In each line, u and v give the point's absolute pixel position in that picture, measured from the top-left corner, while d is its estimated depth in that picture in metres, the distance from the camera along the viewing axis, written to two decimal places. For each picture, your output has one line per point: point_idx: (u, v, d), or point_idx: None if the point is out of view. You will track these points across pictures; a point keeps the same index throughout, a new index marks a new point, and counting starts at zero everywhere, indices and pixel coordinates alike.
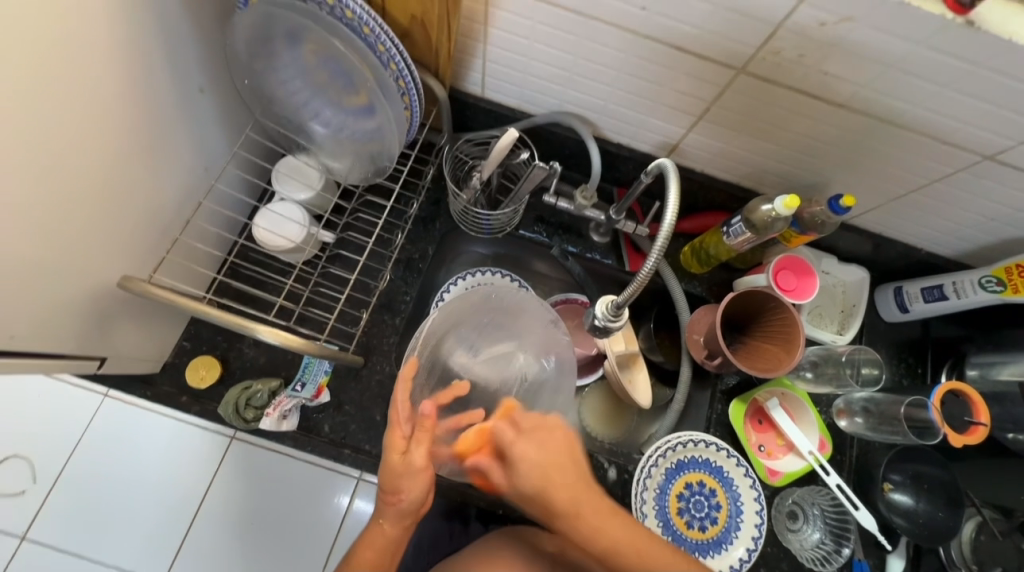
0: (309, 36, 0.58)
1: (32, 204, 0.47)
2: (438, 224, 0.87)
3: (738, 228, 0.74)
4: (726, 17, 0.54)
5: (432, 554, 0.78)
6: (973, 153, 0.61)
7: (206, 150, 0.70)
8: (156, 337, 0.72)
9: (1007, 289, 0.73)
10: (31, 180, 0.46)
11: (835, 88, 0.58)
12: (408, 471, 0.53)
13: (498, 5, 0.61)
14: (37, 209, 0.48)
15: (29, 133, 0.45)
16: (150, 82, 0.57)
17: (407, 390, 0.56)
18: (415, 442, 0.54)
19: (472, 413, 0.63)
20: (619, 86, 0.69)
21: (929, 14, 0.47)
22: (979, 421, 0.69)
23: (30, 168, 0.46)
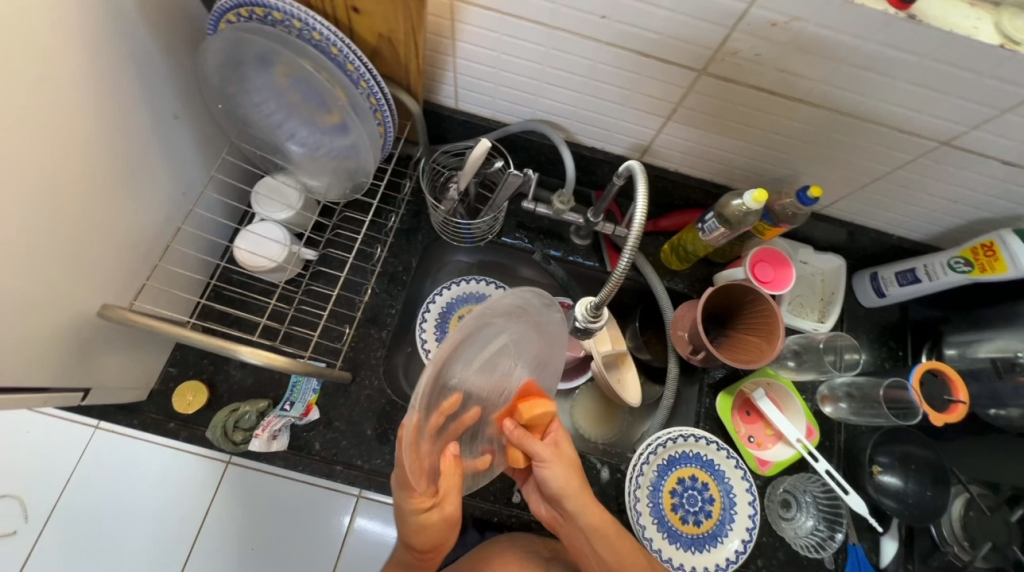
0: (278, 59, 0.59)
1: (8, 238, 0.47)
2: (420, 235, 0.88)
3: (712, 224, 0.76)
4: (683, 22, 0.56)
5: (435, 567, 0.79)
6: (930, 140, 0.63)
7: (184, 175, 0.70)
8: (141, 365, 0.71)
9: (975, 268, 0.75)
10: (5, 214, 0.46)
11: (793, 84, 0.60)
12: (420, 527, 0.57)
13: (463, 20, 0.63)
14: (13, 242, 0.48)
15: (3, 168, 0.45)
16: (123, 112, 0.57)
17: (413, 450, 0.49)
18: (439, 503, 0.56)
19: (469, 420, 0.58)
20: (588, 92, 0.70)
21: (873, 10, 0.49)
22: (958, 400, 0.71)
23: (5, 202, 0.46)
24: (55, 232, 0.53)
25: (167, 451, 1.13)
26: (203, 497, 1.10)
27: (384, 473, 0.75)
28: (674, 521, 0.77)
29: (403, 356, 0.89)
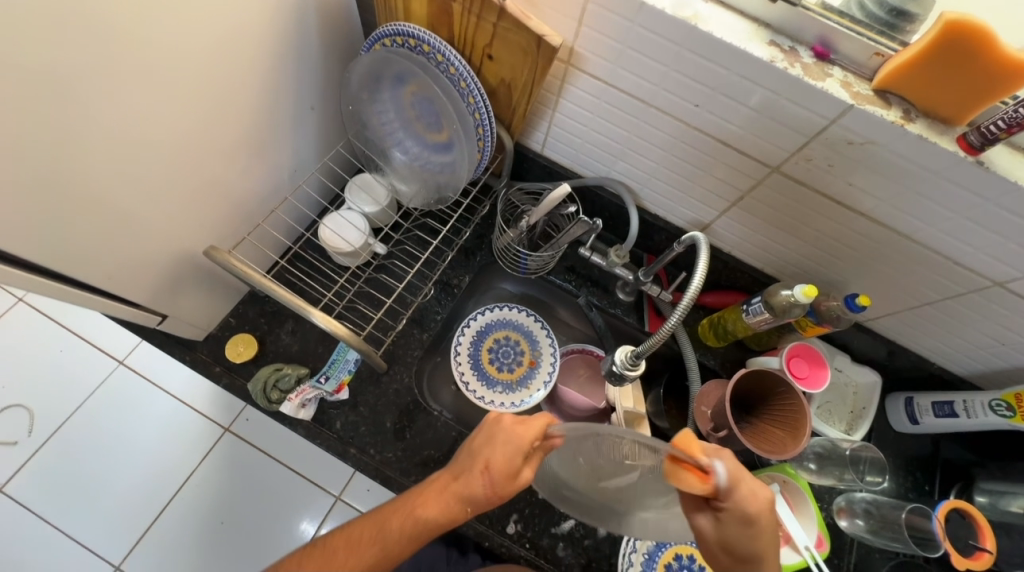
0: (413, 80, 0.69)
1: (152, 165, 0.56)
2: (479, 255, 0.94)
3: (758, 308, 0.79)
4: (767, 124, 0.63)
5: None
6: (983, 278, 0.66)
7: (300, 155, 0.80)
8: (210, 308, 0.78)
9: (1015, 415, 0.74)
10: (159, 146, 0.55)
11: (858, 199, 0.65)
12: (512, 446, 0.52)
13: (572, 83, 0.72)
14: (157, 170, 0.57)
15: (171, 109, 0.54)
16: (275, 91, 0.68)
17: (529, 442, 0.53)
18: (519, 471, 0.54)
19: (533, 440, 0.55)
20: (664, 165, 0.78)
21: (943, 149, 0.54)
22: (986, 548, 0.68)
23: (164, 135, 0.55)
24: (189, 173, 0.61)
25: (175, 402, 1.26)
26: (193, 454, 1.23)
27: (390, 467, 0.77)
28: None
29: (433, 363, 0.93)
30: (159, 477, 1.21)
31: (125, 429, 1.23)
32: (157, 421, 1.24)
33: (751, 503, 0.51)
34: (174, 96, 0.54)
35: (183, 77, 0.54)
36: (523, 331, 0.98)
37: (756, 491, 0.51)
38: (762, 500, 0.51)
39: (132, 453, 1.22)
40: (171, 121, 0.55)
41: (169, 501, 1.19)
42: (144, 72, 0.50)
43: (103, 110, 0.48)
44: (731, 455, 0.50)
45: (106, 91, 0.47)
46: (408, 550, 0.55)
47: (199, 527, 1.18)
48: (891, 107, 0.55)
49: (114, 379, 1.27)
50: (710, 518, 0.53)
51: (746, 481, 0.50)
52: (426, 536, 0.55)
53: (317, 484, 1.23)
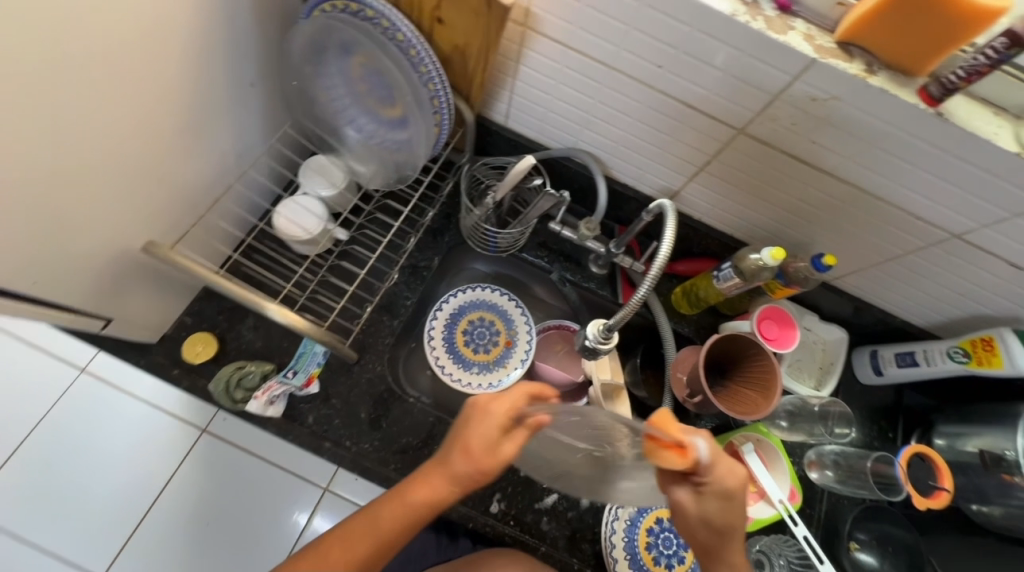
0: (360, 50, 0.64)
1: (76, 159, 0.50)
2: (447, 236, 0.91)
3: (728, 273, 0.79)
4: (733, 84, 0.61)
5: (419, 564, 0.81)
6: (942, 231, 0.67)
7: (244, 138, 0.75)
8: (161, 307, 0.73)
9: (972, 360, 0.78)
10: (82, 137, 0.50)
11: (823, 157, 0.65)
12: (490, 423, 0.51)
13: (531, 47, 0.68)
14: (82, 164, 0.51)
15: (92, 96, 0.49)
16: (208, 69, 0.62)
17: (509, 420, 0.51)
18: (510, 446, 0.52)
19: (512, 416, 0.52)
20: (631, 132, 0.75)
21: (906, 102, 0.54)
22: (944, 487, 0.72)
23: (86, 126, 0.50)
24: (120, 165, 0.56)
25: (145, 406, 1.19)
26: (169, 459, 1.17)
27: (368, 457, 0.76)
28: (647, 561, 0.77)
29: (407, 349, 0.91)
30: (132, 486, 1.15)
31: (93, 439, 1.17)
32: (122, 428, 1.18)
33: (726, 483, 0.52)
34: (93, 81, 0.48)
35: (100, 58, 0.48)
36: (497, 311, 0.96)
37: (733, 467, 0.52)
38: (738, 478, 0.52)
39: (103, 462, 1.16)
40: (93, 109, 0.50)
41: (149, 509, 1.15)
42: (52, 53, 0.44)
43: (8, 100, 0.42)
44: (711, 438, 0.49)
45: (12, 80, 0.41)
46: (401, 537, 0.53)
47: (185, 529, 1.14)
48: (854, 60, 0.54)
49: (76, 389, 1.19)
50: (688, 491, 0.53)
51: (724, 464, 0.51)
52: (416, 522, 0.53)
53: (303, 477, 1.19)
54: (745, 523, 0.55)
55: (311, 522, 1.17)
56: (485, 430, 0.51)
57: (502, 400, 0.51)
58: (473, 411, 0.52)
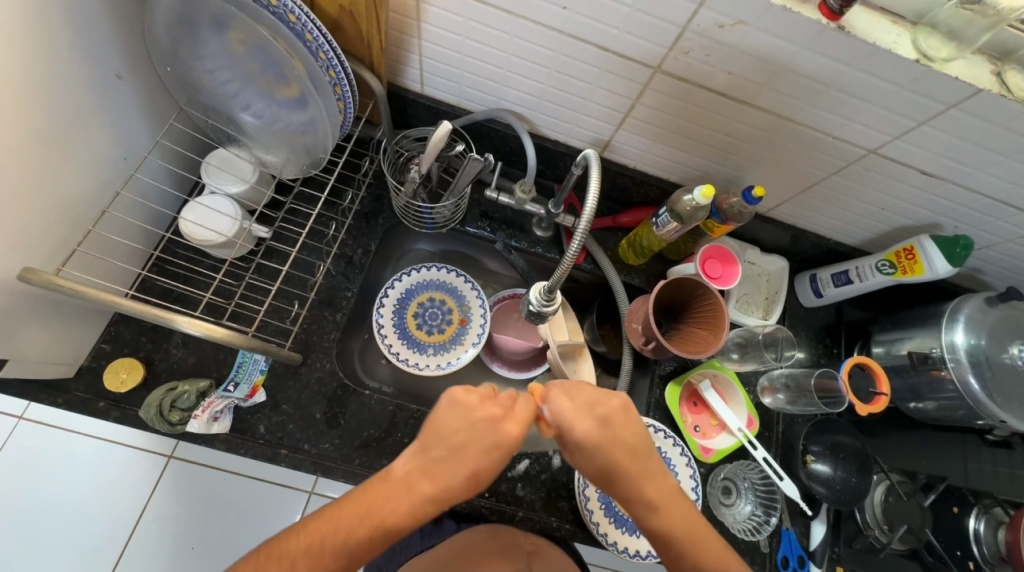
0: (234, 23, 0.57)
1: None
2: (380, 219, 0.87)
3: (665, 219, 0.78)
4: (640, 19, 0.58)
5: (404, 554, 0.82)
6: (860, 148, 0.69)
7: (126, 139, 0.67)
8: (67, 337, 0.67)
9: (898, 271, 0.82)
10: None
11: (742, 88, 0.64)
12: (476, 419, 0.53)
13: (427, 1, 0.63)
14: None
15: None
16: (57, 62, 0.54)
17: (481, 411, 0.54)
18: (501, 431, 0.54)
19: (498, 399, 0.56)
20: (551, 83, 0.72)
21: (808, 19, 0.53)
22: (883, 392, 0.78)
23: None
24: None
25: (99, 442, 1.11)
26: (138, 491, 1.10)
27: (331, 457, 0.73)
28: (622, 506, 0.79)
29: (359, 341, 0.87)
30: (97, 531, 1.08)
31: (47, 487, 1.08)
32: (74, 471, 1.09)
33: (596, 414, 0.55)
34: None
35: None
36: (447, 289, 0.94)
37: (602, 404, 0.56)
38: (609, 406, 0.56)
39: (64, 507, 1.07)
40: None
41: (121, 552, 1.07)
42: None
43: None
44: (564, 387, 0.57)
45: None
46: (368, 555, 0.49)
47: (169, 559, 1.08)
48: None
49: (15, 438, 1.09)
50: (567, 450, 0.56)
51: (586, 398, 0.56)
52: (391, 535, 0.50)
53: (283, 485, 1.16)
54: (638, 448, 0.55)
55: None
56: (467, 422, 0.53)
57: (475, 392, 0.55)
58: (455, 408, 0.53)
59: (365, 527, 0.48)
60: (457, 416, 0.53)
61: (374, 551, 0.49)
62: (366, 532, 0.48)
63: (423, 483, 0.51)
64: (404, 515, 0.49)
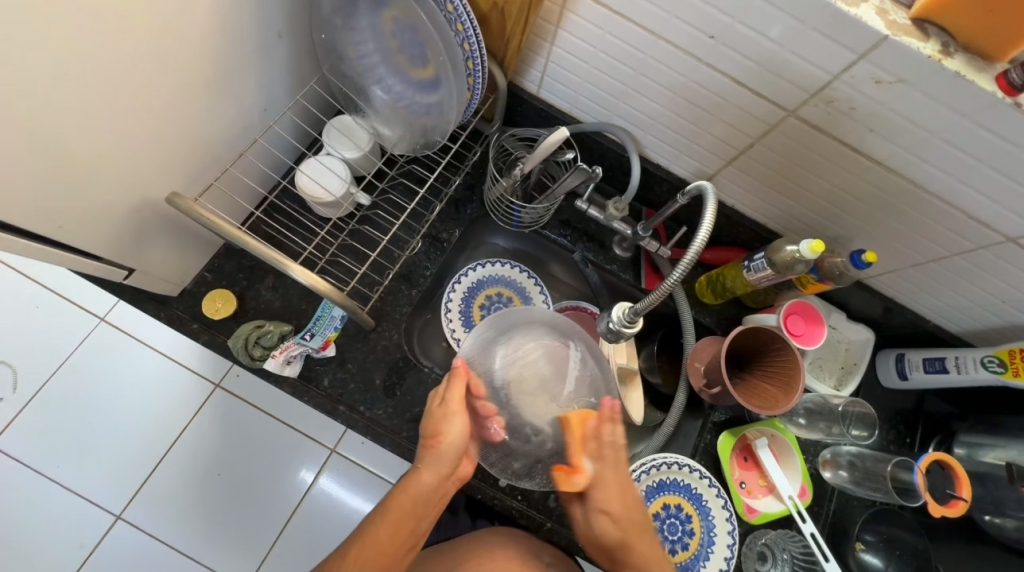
0: (393, 3, 0.60)
1: (96, 94, 0.48)
2: (470, 208, 0.89)
3: (760, 264, 0.76)
4: (789, 60, 0.57)
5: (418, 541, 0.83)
6: (997, 233, 0.64)
7: (269, 93, 0.73)
8: (183, 260, 0.73)
9: (1007, 371, 0.75)
10: (101, 70, 0.48)
11: (879, 147, 0.61)
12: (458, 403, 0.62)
13: (574, 10, 0.64)
14: (100, 101, 0.49)
15: (111, 23, 0.46)
16: (237, 14, 0.60)
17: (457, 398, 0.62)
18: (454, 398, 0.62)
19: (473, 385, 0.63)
20: (673, 108, 0.71)
21: (981, 90, 0.49)
22: (962, 496, 0.70)
23: (107, 58, 0.47)
24: (141, 107, 0.54)
25: (167, 358, 1.20)
26: (189, 409, 1.18)
27: (381, 423, 0.76)
28: None
29: (423, 320, 0.89)
30: (148, 437, 1.16)
31: (116, 386, 1.18)
32: (141, 376, 1.19)
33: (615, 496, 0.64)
34: (114, 7, 0.46)
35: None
36: (516, 288, 0.95)
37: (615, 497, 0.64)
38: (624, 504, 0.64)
39: (126, 407, 1.17)
40: (113, 41, 0.47)
41: (163, 460, 1.15)
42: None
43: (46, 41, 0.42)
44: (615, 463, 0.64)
45: (41, 10, 0.40)
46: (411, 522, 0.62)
47: (198, 478, 1.15)
48: (928, 40, 0.50)
49: (97, 336, 1.20)
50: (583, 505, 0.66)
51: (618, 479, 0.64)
52: (425, 500, 0.63)
53: (311, 438, 1.21)
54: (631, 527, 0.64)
55: (318, 481, 1.19)
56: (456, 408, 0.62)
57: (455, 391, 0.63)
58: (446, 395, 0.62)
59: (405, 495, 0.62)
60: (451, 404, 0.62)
61: (412, 518, 0.62)
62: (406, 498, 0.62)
63: (440, 455, 0.62)
64: (427, 478, 0.62)
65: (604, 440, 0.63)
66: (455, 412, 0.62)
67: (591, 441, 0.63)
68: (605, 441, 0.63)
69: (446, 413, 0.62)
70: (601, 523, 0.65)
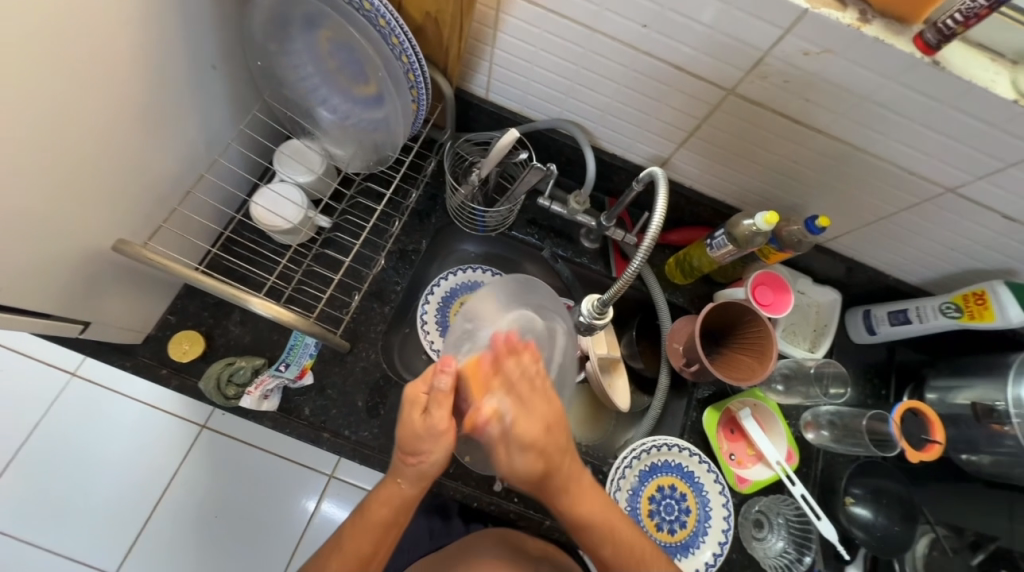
0: (325, 22, 0.59)
1: (23, 149, 0.47)
2: (433, 218, 0.89)
3: (721, 241, 0.78)
4: (721, 41, 0.58)
5: (413, 553, 0.82)
6: (937, 186, 0.66)
7: (210, 125, 0.71)
8: (142, 306, 0.71)
9: (964, 315, 0.78)
10: (25, 125, 0.46)
11: (816, 115, 0.63)
12: (439, 414, 0.54)
13: (508, 12, 0.65)
14: (29, 156, 0.47)
15: (27, 74, 0.44)
16: (164, 52, 0.58)
17: (437, 405, 0.54)
18: (436, 404, 0.54)
19: (446, 386, 0.54)
20: (619, 98, 0.72)
21: (901, 52, 0.52)
22: (935, 440, 0.73)
23: (29, 108, 0.46)
24: (72, 158, 0.52)
25: (145, 406, 1.17)
26: (175, 454, 1.15)
27: (369, 445, 0.75)
28: (650, 527, 0.78)
29: (400, 335, 0.88)
30: (134, 489, 1.12)
31: (95, 441, 1.14)
32: (119, 428, 1.15)
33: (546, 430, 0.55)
34: (29, 58, 0.44)
35: (33, 33, 0.43)
36: None
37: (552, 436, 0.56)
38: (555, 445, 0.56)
39: (108, 462, 1.13)
40: (33, 96, 0.46)
41: (153, 509, 1.12)
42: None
43: None
44: (532, 398, 0.55)
45: None
46: (388, 531, 0.61)
47: (194, 523, 1.12)
48: (846, 9, 0.51)
49: (68, 393, 1.16)
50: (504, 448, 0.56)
51: (542, 413, 0.55)
52: (404, 510, 0.61)
53: (305, 466, 1.19)
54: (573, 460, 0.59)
55: (319, 508, 1.17)
56: (437, 420, 0.54)
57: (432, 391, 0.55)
58: (419, 401, 0.55)
59: (383, 510, 0.60)
60: (428, 413, 0.55)
61: (391, 527, 0.61)
62: (382, 513, 0.60)
63: (422, 470, 0.57)
64: (405, 493, 0.59)
65: (513, 372, 0.55)
66: (442, 429, 0.54)
67: (495, 376, 0.56)
68: (512, 374, 0.55)
69: (431, 431, 0.55)
70: (524, 460, 0.55)
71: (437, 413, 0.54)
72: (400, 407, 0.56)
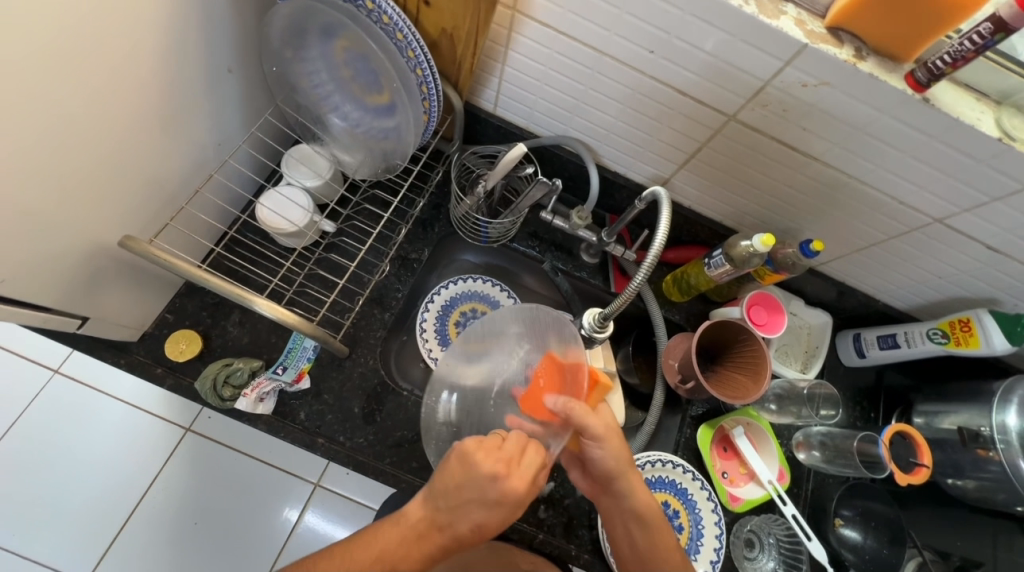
0: (343, 32, 0.61)
1: (38, 141, 0.47)
2: (437, 227, 0.90)
3: (719, 261, 0.79)
4: (723, 70, 0.61)
5: None
6: (925, 216, 0.69)
7: (222, 127, 0.72)
8: (141, 303, 0.71)
9: (950, 341, 0.80)
10: (41, 117, 0.46)
11: (812, 144, 0.65)
12: (528, 464, 0.51)
13: (520, 31, 0.67)
14: (42, 149, 0.48)
15: (48, 68, 0.45)
16: (182, 53, 0.59)
17: (521, 456, 0.51)
18: (524, 457, 0.51)
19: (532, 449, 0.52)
20: (623, 119, 0.74)
21: (893, 88, 0.54)
22: (923, 463, 0.74)
23: (47, 102, 0.46)
24: (86, 153, 0.53)
25: (131, 407, 1.15)
26: (159, 456, 1.13)
27: (363, 452, 0.74)
28: None
29: (398, 343, 0.88)
30: (114, 491, 1.10)
31: (77, 440, 1.11)
32: (102, 428, 1.12)
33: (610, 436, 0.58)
34: (51, 54, 0.45)
35: (58, 29, 0.44)
36: (489, 301, 0.94)
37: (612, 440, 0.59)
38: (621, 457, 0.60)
39: (88, 462, 1.10)
40: (51, 90, 0.46)
41: (133, 513, 1.09)
42: (23, 49, 0.42)
43: None
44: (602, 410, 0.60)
45: None
46: None
47: (174, 529, 1.09)
48: (843, 45, 0.54)
49: (51, 391, 1.13)
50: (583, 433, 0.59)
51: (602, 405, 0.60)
52: None
53: (292, 474, 1.17)
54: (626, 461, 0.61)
55: (302, 518, 1.15)
56: (516, 475, 0.50)
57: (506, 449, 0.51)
58: (497, 456, 0.50)
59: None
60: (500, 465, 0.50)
61: None
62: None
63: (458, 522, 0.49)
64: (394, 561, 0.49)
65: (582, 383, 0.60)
66: (522, 491, 0.49)
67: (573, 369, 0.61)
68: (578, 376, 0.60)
69: (508, 487, 0.49)
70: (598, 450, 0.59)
71: (524, 473, 0.50)
72: (470, 457, 0.50)
